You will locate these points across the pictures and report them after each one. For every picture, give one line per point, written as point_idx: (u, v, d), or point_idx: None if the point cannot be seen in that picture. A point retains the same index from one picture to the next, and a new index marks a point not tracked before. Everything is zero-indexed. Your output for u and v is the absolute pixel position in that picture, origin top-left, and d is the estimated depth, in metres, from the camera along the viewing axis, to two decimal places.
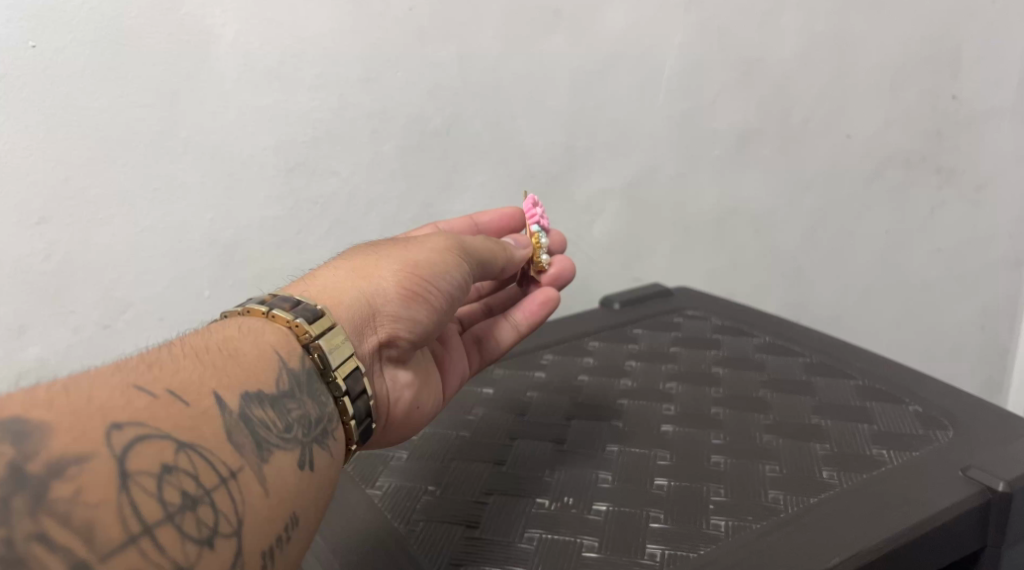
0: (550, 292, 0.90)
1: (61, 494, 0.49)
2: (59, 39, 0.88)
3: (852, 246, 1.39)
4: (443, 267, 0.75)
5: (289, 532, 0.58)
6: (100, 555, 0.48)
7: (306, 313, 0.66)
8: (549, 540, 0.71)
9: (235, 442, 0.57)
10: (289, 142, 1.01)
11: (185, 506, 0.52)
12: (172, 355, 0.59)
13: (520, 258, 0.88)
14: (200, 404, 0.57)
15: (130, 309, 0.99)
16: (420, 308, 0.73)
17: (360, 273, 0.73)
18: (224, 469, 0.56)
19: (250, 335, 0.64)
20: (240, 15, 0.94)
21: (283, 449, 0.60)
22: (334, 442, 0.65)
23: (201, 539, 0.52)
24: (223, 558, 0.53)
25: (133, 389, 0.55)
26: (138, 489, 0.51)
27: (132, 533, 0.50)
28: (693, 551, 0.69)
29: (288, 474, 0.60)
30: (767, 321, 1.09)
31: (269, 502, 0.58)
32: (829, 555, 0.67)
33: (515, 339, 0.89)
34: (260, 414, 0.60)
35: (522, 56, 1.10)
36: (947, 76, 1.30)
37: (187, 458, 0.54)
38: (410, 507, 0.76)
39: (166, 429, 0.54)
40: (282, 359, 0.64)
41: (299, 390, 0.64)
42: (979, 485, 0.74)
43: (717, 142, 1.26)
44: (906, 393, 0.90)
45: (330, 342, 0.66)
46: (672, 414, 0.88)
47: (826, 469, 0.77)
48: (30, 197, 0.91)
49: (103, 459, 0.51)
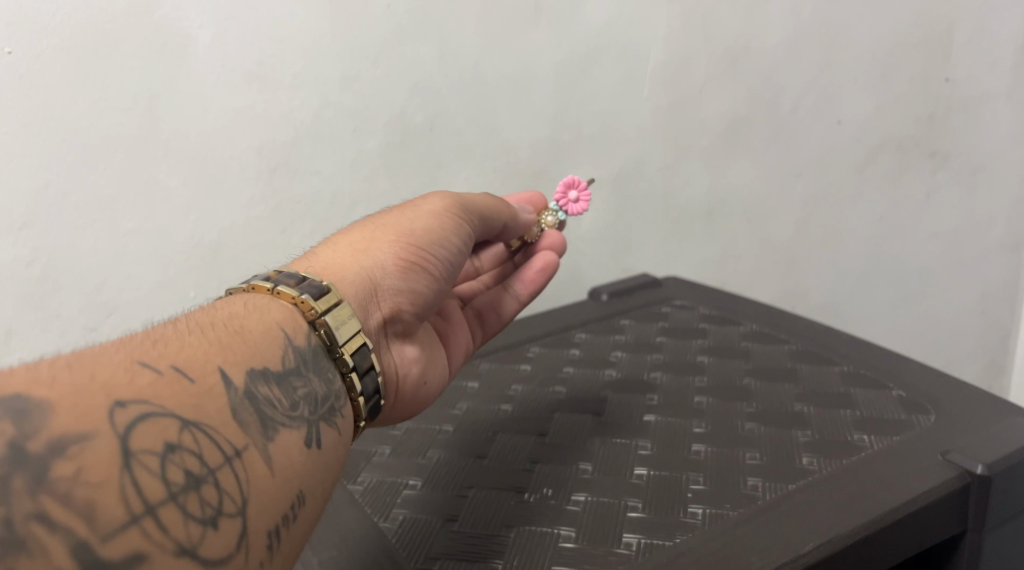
0: (551, 255, 0.90)
1: (63, 473, 0.47)
2: (34, 46, 0.88)
3: (846, 233, 1.38)
4: (441, 235, 0.76)
5: (295, 511, 0.58)
6: (102, 535, 0.47)
7: (311, 289, 0.67)
8: (527, 531, 0.71)
9: (239, 421, 0.56)
10: (270, 143, 1.02)
11: (189, 485, 0.51)
12: (177, 331, 0.59)
13: (525, 221, 0.89)
14: (205, 381, 0.56)
15: (115, 313, 1.00)
16: (419, 277, 0.74)
17: (360, 248, 0.74)
18: (229, 449, 0.55)
19: (257, 312, 0.64)
20: (216, 18, 0.95)
21: (289, 428, 0.59)
22: (341, 419, 0.65)
23: (205, 519, 0.51)
24: (228, 539, 0.52)
25: (136, 365, 0.54)
26: (141, 468, 0.50)
27: (134, 513, 0.48)
28: (669, 539, 0.69)
29: (295, 452, 0.59)
30: (755, 309, 1.08)
31: (274, 482, 0.57)
32: (803, 542, 0.67)
33: (517, 310, 0.90)
34: (266, 391, 0.59)
35: (503, 51, 1.10)
36: (939, 58, 1.29)
37: (191, 437, 0.53)
38: (390, 502, 0.77)
39: (170, 408, 0.53)
40: (288, 335, 0.64)
41: (305, 366, 0.63)
42: (958, 469, 0.74)
43: (705, 131, 1.25)
44: (891, 378, 0.89)
45: (336, 318, 0.66)
46: (656, 404, 0.88)
47: (806, 456, 0.77)
48: (10, 203, 0.92)
49: (105, 437, 0.49)
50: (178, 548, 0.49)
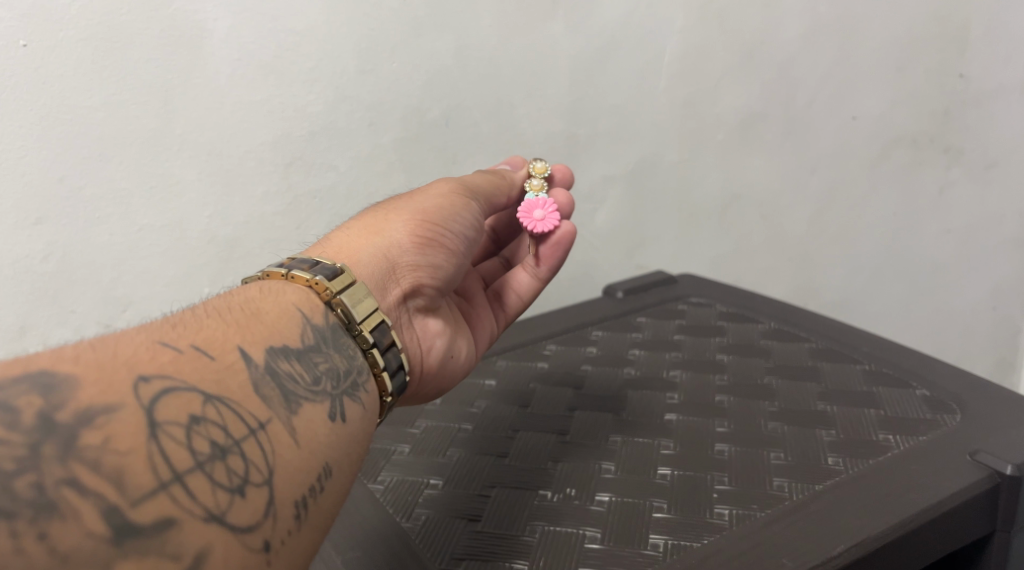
0: (570, 224, 0.82)
1: (90, 442, 0.46)
2: (49, 38, 0.87)
3: (859, 229, 1.37)
4: (452, 209, 0.74)
5: (322, 483, 0.56)
6: (131, 500, 0.46)
7: (325, 271, 0.65)
8: (552, 532, 0.71)
9: (262, 395, 0.55)
10: (285, 137, 1.01)
11: (215, 455, 0.50)
12: (195, 315, 0.57)
13: (521, 178, 0.86)
14: (225, 358, 0.55)
15: (131, 309, 0.99)
16: (436, 253, 0.73)
17: (372, 229, 0.73)
18: (254, 421, 0.53)
19: (272, 295, 0.63)
20: (231, 10, 0.94)
21: (312, 402, 0.58)
22: (365, 394, 0.63)
23: (232, 488, 0.50)
24: (255, 507, 0.51)
25: (157, 345, 0.53)
26: (167, 438, 0.48)
27: (162, 479, 0.47)
28: (697, 540, 0.68)
29: (319, 426, 0.57)
30: (773, 305, 1.08)
31: (300, 454, 0.55)
32: (833, 543, 0.66)
33: (537, 287, 0.86)
34: (287, 367, 0.58)
35: (519, 44, 1.08)
36: (954, 52, 1.28)
37: (215, 409, 0.52)
38: (412, 501, 0.76)
39: (192, 382, 0.52)
40: (306, 315, 0.62)
41: (325, 344, 0.62)
42: (988, 469, 0.73)
43: (721, 126, 1.24)
44: (914, 377, 0.89)
45: (353, 297, 0.65)
46: (676, 402, 0.88)
47: (831, 456, 0.77)
48: (25, 199, 0.90)
49: (131, 409, 0.48)
50: (207, 515, 0.48)
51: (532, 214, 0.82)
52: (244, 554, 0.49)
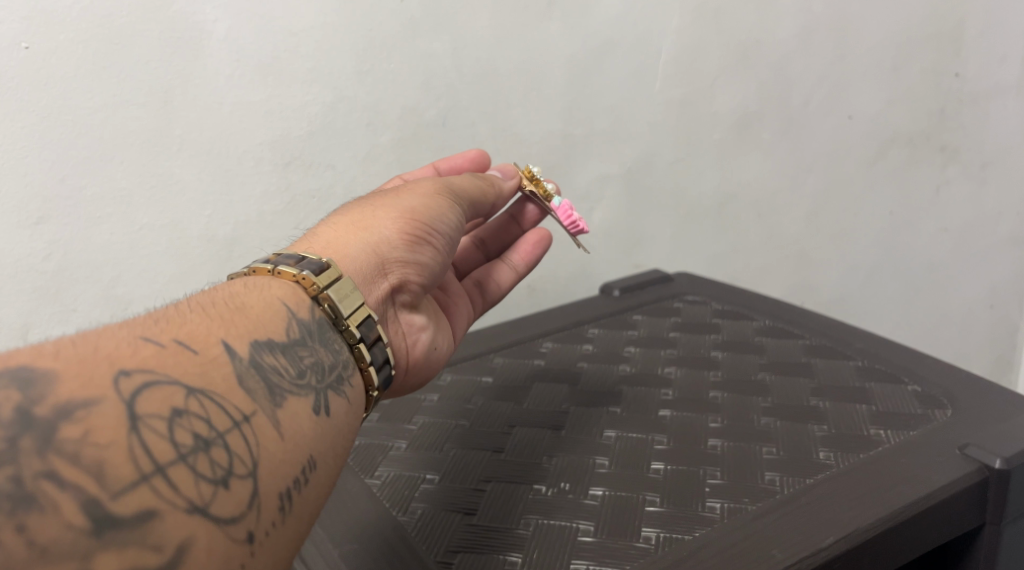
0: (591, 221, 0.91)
1: (70, 435, 0.47)
2: (52, 41, 0.88)
3: (855, 227, 1.38)
4: (439, 209, 0.76)
5: (306, 476, 0.57)
6: (111, 493, 0.46)
7: (311, 266, 0.66)
8: (546, 526, 0.71)
9: (246, 388, 0.56)
10: (283, 137, 1.02)
11: (198, 447, 0.51)
12: (178, 310, 0.58)
13: (508, 190, 0.87)
14: (209, 352, 0.55)
15: (131, 308, 1.00)
16: (423, 251, 0.74)
17: (358, 224, 0.73)
18: (238, 414, 0.54)
19: (257, 290, 0.64)
20: (229, 11, 0.95)
21: (296, 395, 0.59)
22: (350, 389, 0.64)
23: (216, 480, 0.51)
24: (238, 499, 0.51)
25: (139, 340, 0.53)
26: (149, 431, 0.49)
27: (144, 472, 0.48)
28: (688, 533, 0.69)
29: (303, 420, 0.58)
30: (768, 303, 1.08)
31: (284, 447, 0.56)
32: (823, 535, 0.67)
33: (516, 278, 0.91)
34: (272, 360, 0.59)
35: (516, 45, 1.09)
36: (949, 52, 1.29)
37: (198, 402, 0.52)
38: (408, 496, 0.77)
39: (175, 375, 0.52)
40: (291, 309, 0.63)
41: (310, 338, 0.63)
42: (977, 463, 0.74)
43: (716, 125, 1.25)
44: (906, 372, 0.90)
45: (339, 292, 0.66)
46: (671, 398, 0.88)
47: (823, 450, 0.77)
48: (26, 200, 0.92)
49: (113, 402, 0.49)
50: (190, 506, 0.49)
51: (574, 214, 0.88)
52: (228, 545, 0.50)
